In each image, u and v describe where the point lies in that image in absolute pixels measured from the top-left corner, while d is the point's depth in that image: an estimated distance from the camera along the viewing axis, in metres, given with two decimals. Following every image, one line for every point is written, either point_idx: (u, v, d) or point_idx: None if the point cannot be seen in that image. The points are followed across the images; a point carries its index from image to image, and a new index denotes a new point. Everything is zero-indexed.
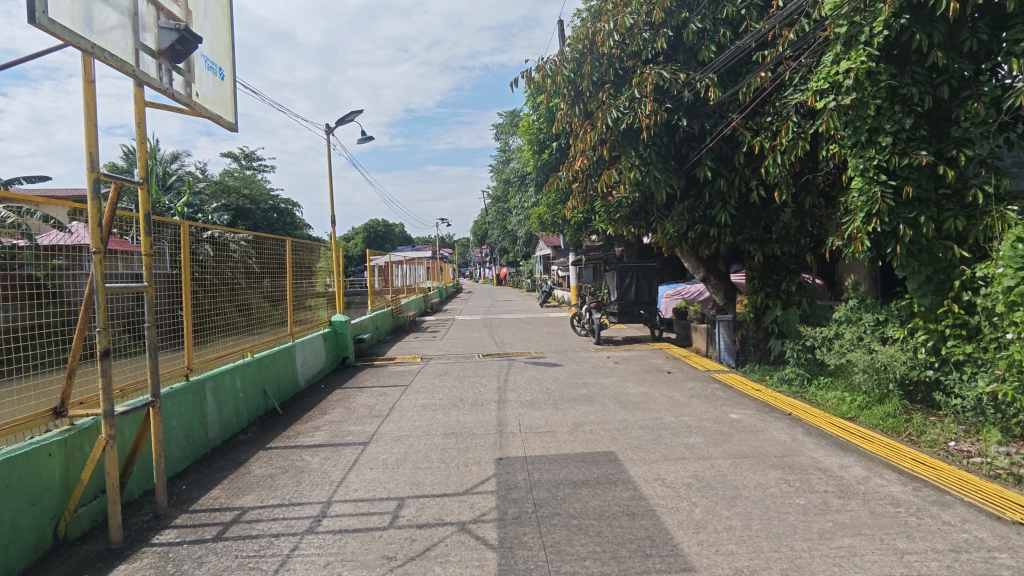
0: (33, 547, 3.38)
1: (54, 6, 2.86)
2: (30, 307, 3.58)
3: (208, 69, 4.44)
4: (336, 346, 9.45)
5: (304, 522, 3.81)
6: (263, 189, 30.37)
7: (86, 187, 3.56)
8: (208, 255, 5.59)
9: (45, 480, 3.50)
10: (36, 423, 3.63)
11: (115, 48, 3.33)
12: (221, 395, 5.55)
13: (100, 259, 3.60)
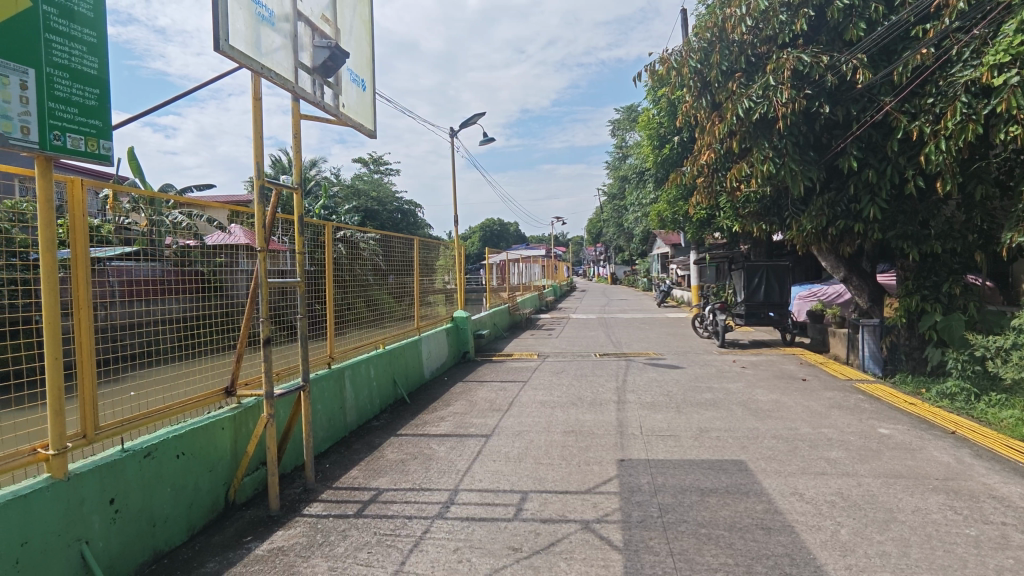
0: (209, 508, 3.87)
1: (232, 33, 3.25)
2: (205, 300, 4.10)
3: (352, 81, 4.81)
4: (457, 341, 9.86)
5: (434, 507, 4.01)
6: (390, 191, 32.33)
7: (254, 194, 4.01)
8: (346, 254, 6.08)
9: (218, 451, 4.00)
10: (212, 400, 4.17)
11: (278, 67, 3.71)
12: (357, 384, 6.01)
13: (263, 257, 4.02)
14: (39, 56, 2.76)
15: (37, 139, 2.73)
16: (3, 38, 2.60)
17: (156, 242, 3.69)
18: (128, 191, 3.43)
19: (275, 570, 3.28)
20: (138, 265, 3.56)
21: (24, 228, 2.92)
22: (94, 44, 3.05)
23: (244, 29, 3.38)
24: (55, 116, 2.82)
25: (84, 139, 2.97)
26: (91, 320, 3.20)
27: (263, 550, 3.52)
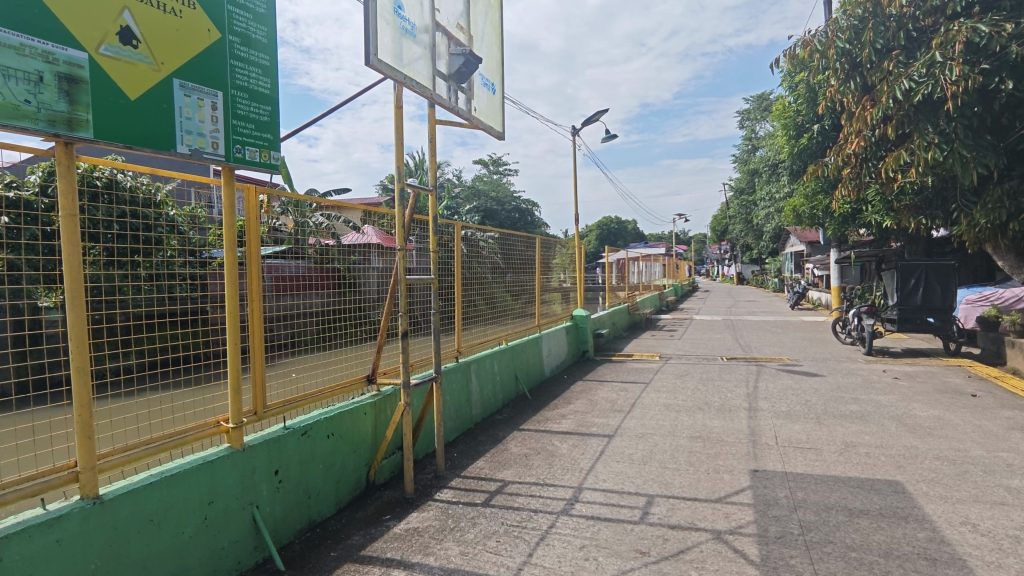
0: (354, 486, 4.22)
1: (380, 47, 3.51)
2: (351, 293, 4.47)
3: (484, 86, 4.97)
4: (577, 339, 9.88)
5: (559, 503, 4.05)
6: (509, 191, 33.10)
7: (395, 195, 4.30)
8: (473, 253, 6.34)
9: (362, 433, 4.34)
10: (356, 387, 4.56)
11: (419, 76, 3.94)
12: (482, 377, 6.22)
13: (402, 254, 4.29)
14: (226, 80, 3.17)
15: (224, 152, 3.14)
16: (199, 66, 3.01)
17: (301, 242, 4.00)
18: (278, 195, 3.78)
19: (411, 549, 3.50)
20: (286, 263, 3.90)
21: (200, 229, 3.28)
22: (267, 66, 3.43)
23: (390, 42, 3.62)
24: (237, 131, 3.23)
25: (259, 150, 3.36)
26: (261, 310, 3.61)
27: (401, 529, 3.77)
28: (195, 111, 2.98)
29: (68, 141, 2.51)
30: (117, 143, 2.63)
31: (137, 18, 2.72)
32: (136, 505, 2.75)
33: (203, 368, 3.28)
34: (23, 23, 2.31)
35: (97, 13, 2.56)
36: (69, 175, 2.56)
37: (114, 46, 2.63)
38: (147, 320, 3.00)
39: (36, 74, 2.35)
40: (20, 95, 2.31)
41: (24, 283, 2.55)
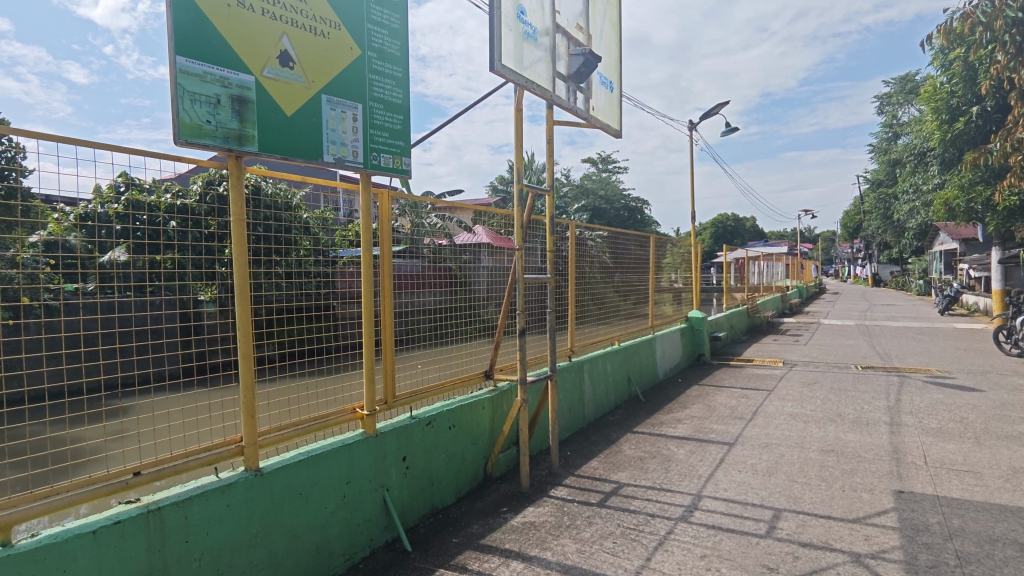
0: (472, 476, 4.40)
1: (504, 52, 3.62)
2: (468, 290, 4.64)
3: (601, 84, 4.95)
4: (692, 341, 9.55)
5: (677, 510, 3.94)
6: (618, 189, 32.69)
7: (515, 198, 4.41)
8: (587, 252, 6.36)
9: (480, 426, 4.51)
10: (475, 381, 4.74)
11: (540, 79, 4.00)
12: (595, 377, 6.21)
13: (520, 255, 4.39)
14: (365, 93, 3.42)
15: (363, 160, 3.41)
16: (343, 81, 3.29)
17: (417, 242, 4.16)
18: (398, 197, 3.94)
19: (529, 543, 3.58)
20: (404, 262, 4.06)
21: (328, 229, 3.50)
22: (400, 77, 3.65)
23: (513, 47, 3.72)
24: (374, 140, 3.49)
25: (392, 157, 3.60)
26: (390, 306, 3.85)
27: (519, 522, 3.86)
28: (338, 124, 3.26)
29: (239, 155, 2.85)
30: (276, 155, 2.94)
31: (294, 42, 3.02)
32: (288, 479, 3.06)
33: (343, 358, 3.58)
34: (206, 54, 2.66)
35: (263, 41, 2.88)
36: (238, 184, 2.91)
37: (276, 69, 2.94)
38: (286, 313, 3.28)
39: (215, 97, 2.70)
40: (203, 117, 2.66)
41: (189, 279, 2.89)
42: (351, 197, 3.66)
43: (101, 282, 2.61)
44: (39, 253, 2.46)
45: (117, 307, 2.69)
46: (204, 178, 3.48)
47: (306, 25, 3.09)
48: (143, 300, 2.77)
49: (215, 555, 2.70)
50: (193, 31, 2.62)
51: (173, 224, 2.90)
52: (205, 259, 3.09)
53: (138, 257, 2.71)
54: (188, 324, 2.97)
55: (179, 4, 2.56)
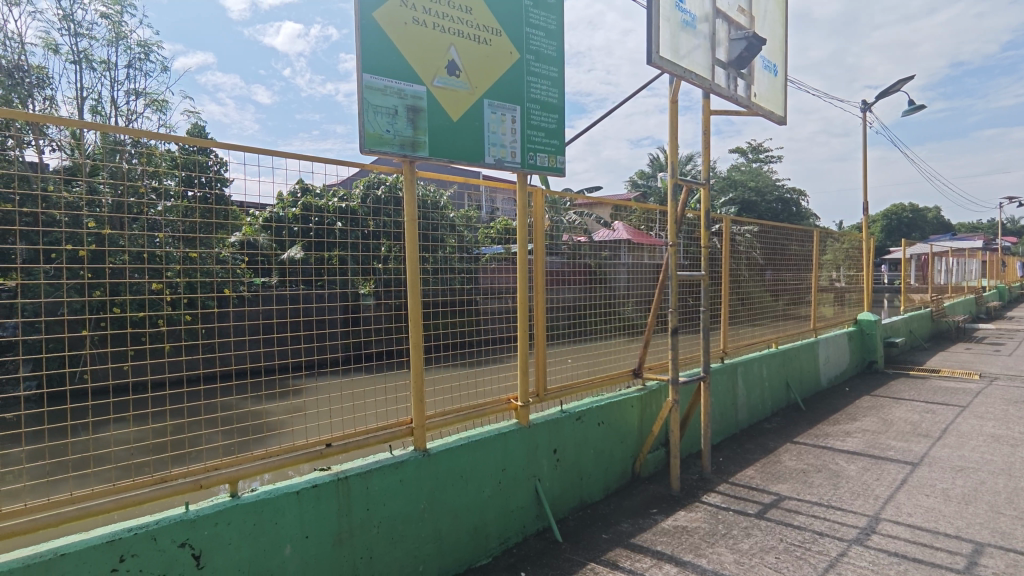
0: (620, 474, 4.37)
1: (662, 44, 3.54)
2: (613, 287, 4.66)
3: (764, 68, 4.64)
4: (862, 347, 8.62)
5: (851, 531, 3.59)
6: (771, 180, 30.43)
7: (669, 192, 4.30)
8: (741, 248, 6.03)
9: (628, 425, 4.46)
10: (623, 379, 4.72)
11: (699, 68, 3.85)
12: (749, 381, 5.84)
13: (674, 251, 4.26)
14: (523, 95, 3.54)
15: (521, 160, 3.52)
16: (504, 86, 3.43)
17: (555, 238, 4.15)
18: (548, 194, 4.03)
19: (682, 547, 3.48)
20: (548, 259, 4.11)
21: (472, 227, 3.61)
22: (556, 77, 3.71)
23: (671, 37, 3.62)
24: (532, 140, 3.59)
25: (548, 156, 3.69)
26: (542, 303, 3.98)
27: (670, 526, 3.77)
28: (499, 126, 3.41)
29: (412, 161, 3.09)
30: (444, 159, 3.14)
31: (460, 53, 3.22)
32: (451, 462, 3.27)
33: (497, 350, 3.79)
34: (388, 71, 2.94)
35: (434, 53, 3.11)
36: (411, 187, 3.16)
37: (444, 78, 3.16)
38: (437, 308, 3.49)
39: (393, 108, 2.97)
40: (383, 127, 2.93)
41: (350, 274, 3.21)
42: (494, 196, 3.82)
43: (282, 276, 3.11)
44: (235, 251, 2.98)
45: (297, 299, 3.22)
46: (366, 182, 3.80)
47: (471, 35, 3.27)
48: (314, 291, 3.18)
49: (390, 525, 2.98)
50: (377, 51, 2.90)
51: (339, 225, 3.21)
52: (363, 251, 3.28)
53: (310, 254, 3.08)
54: (350, 315, 3.31)
55: (366, 27, 2.86)
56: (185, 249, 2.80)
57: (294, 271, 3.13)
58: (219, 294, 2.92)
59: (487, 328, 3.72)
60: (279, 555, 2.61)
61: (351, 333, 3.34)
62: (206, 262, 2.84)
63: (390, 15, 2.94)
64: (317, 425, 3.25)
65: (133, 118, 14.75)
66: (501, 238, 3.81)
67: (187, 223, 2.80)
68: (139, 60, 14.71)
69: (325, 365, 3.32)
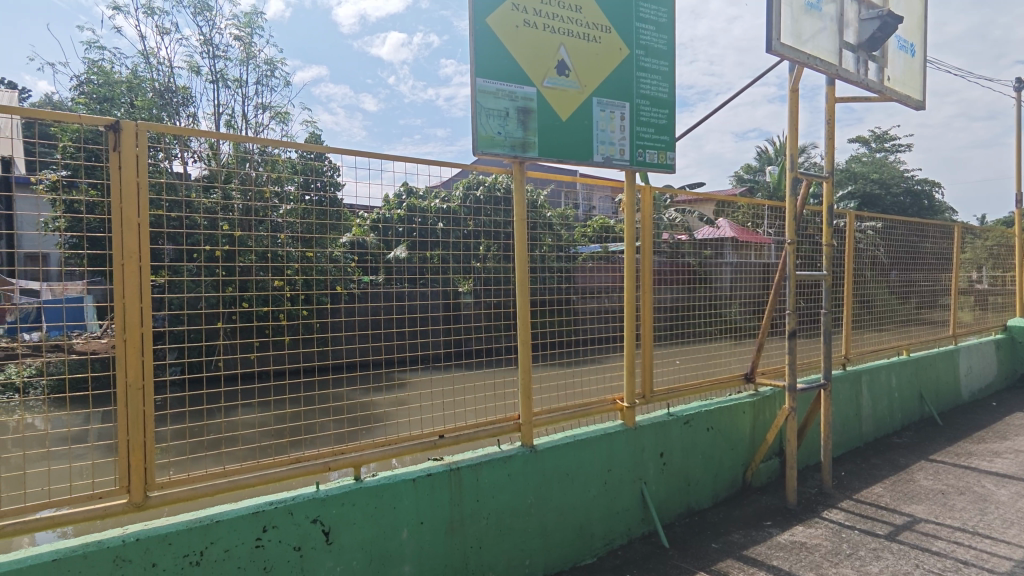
0: (730, 483, 4.19)
1: (784, 30, 3.35)
2: (719, 288, 4.48)
3: (899, 49, 4.25)
4: (1013, 357, 7.65)
5: (1003, 563, 3.20)
6: (897, 171, 27.75)
7: (787, 188, 4.05)
8: (866, 247, 5.58)
9: (739, 432, 4.26)
10: (733, 384, 4.52)
11: (824, 52, 3.60)
12: (876, 390, 5.37)
13: (793, 250, 4.01)
14: (633, 91, 3.48)
15: (629, 157, 3.47)
16: (613, 83, 3.40)
17: (655, 238, 4.06)
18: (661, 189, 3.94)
19: (801, 564, 3.28)
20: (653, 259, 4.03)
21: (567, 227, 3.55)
22: (666, 71, 3.61)
23: (794, 22, 3.42)
24: (641, 137, 3.53)
25: (657, 152, 3.60)
26: (650, 302, 3.90)
27: (786, 540, 3.56)
28: (608, 124, 3.38)
29: (522, 162, 3.14)
30: (552, 159, 3.17)
31: (570, 52, 3.23)
32: (556, 459, 3.29)
33: (598, 349, 3.81)
34: (500, 74, 3.02)
35: (544, 54, 3.15)
36: (521, 188, 3.20)
37: (554, 78, 3.18)
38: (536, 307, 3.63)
39: (505, 110, 3.03)
40: (495, 129, 3.01)
41: (451, 274, 3.41)
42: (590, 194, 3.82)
43: (387, 273, 3.30)
44: (346, 251, 3.15)
45: (397, 297, 3.40)
46: (465, 183, 4.00)
47: (581, 33, 3.27)
48: (415, 290, 3.41)
49: (498, 517, 3.06)
50: (490, 55, 2.99)
51: (441, 225, 3.45)
52: (465, 256, 3.49)
53: (412, 253, 3.30)
54: (451, 311, 3.49)
55: (481, 33, 2.94)
56: (302, 249, 3.03)
57: (396, 270, 3.35)
58: (331, 290, 3.18)
59: (588, 327, 3.74)
60: (396, 538, 2.76)
61: (452, 329, 3.54)
62: (320, 261, 3.06)
63: (503, 20, 3.02)
64: (423, 418, 3.40)
65: (261, 130, 16.17)
66: (598, 237, 3.75)
67: (305, 224, 3.05)
68: (268, 77, 16.12)
69: (434, 360, 3.43)
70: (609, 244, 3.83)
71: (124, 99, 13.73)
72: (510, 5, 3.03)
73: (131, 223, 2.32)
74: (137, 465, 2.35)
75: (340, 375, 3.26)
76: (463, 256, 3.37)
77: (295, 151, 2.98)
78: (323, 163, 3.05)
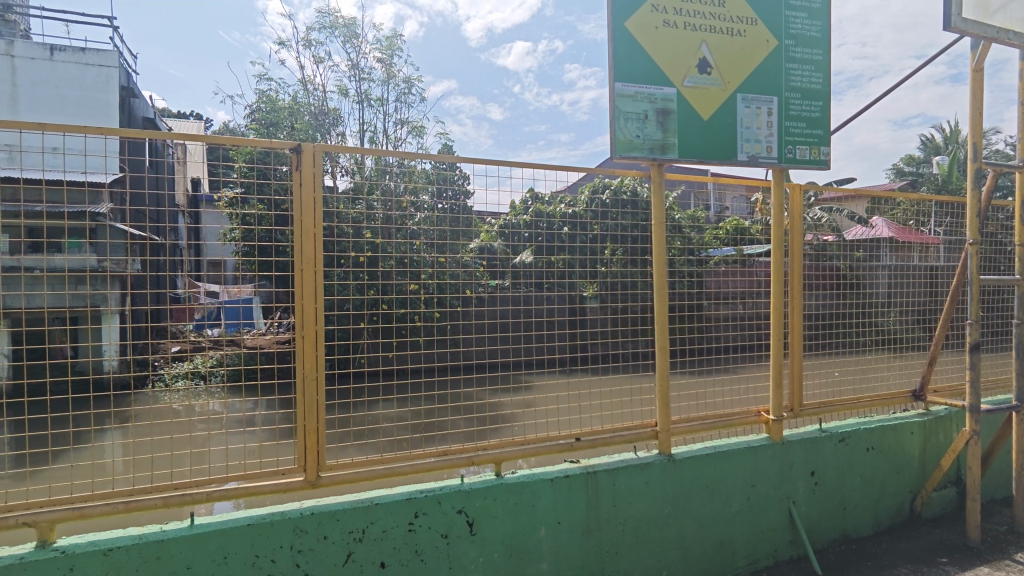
0: (894, 512, 3.77)
1: (966, 4, 2.96)
2: (875, 291, 4.09)
3: None
4: None
5: None
6: None
7: (968, 181, 3.56)
8: None
9: (906, 455, 3.82)
10: (899, 402, 4.02)
11: (1017, 24, 3.14)
12: None
13: (975, 252, 3.52)
14: (782, 83, 3.28)
15: (777, 155, 3.26)
16: (759, 78, 3.23)
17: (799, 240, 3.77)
18: (809, 187, 3.65)
19: None
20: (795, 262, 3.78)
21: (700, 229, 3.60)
22: (820, 60, 3.36)
23: None
24: (791, 132, 3.30)
25: (810, 148, 3.35)
26: (801, 308, 3.64)
27: None
28: (754, 120, 3.21)
29: (661, 163, 3.08)
30: (693, 160, 3.08)
31: (712, 49, 3.13)
32: (697, 469, 3.18)
33: (730, 358, 3.82)
34: (638, 76, 2.99)
35: (685, 53, 3.07)
36: (659, 190, 3.14)
37: (695, 77, 3.10)
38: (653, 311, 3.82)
39: (643, 113, 3.00)
40: (633, 133, 2.99)
41: (576, 278, 3.48)
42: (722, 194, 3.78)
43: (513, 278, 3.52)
44: (473, 256, 3.60)
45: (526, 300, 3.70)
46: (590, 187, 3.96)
47: (725, 28, 3.16)
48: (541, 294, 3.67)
49: (635, 524, 3.02)
50: (629, 58, 2.98)
51: (565, 230, 3.59)
52: (588, 261, 3.51)
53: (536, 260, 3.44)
54: (575, 315, 3.76)
55: (619, 37, 2.95)
56: (436, 254, 3.44)
57: (521, 274, 3.56)
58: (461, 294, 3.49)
59: (715, 334, 3.71)
60: (536, 535, 2.84)
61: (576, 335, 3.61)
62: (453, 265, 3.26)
63: (642, 22, 2.99)
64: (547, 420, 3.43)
65: (399, 144, 17.37)
66: (731, 239, 3.72)
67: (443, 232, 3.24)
68: (405, 94, 17.30)
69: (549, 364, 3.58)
70: (744, 246, 3.71)
71: (287, 122, 15.48)
72: (650, 6, 3.00)
73: (309, 233, 2.63)
74: (312, 448, 2.64)
75: (467, 378, 3.36)
76: (588, 260, 3.41)
77: (429, 162, 3.13)
78: (453, 172, 3.19)
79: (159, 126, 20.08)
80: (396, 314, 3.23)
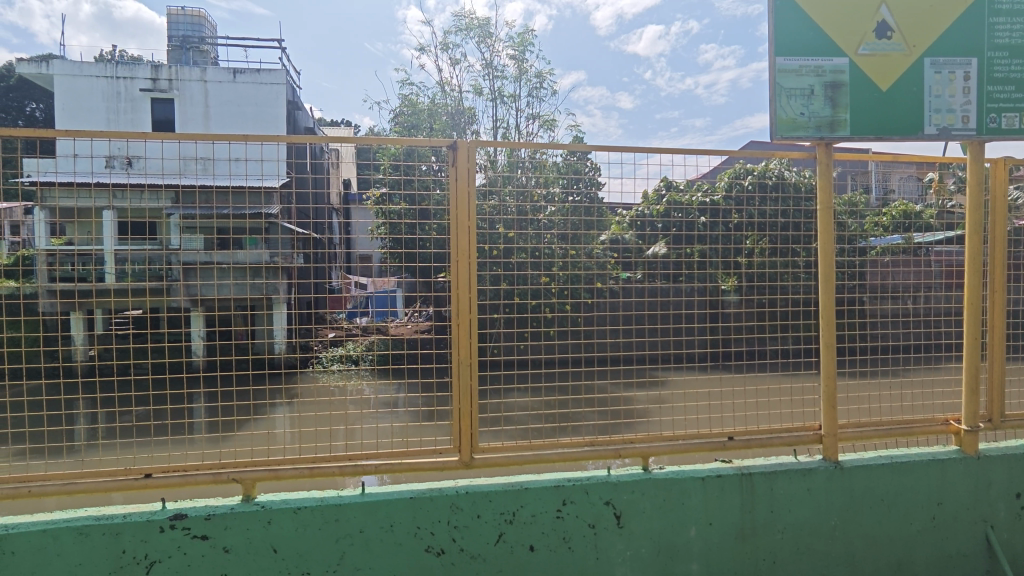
0: None
1: None
2: None
3: None
4: None
5: None
6: None
7: None
8: None
9: None
10: None
11: None
12: None
13: None
14: (984, 41, 2.82)
15: (976, 125, 2.82)
16: (953, 38, 2.81)
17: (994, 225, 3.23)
18: (1014, 162, 3.11)
19: None
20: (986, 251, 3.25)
21: (858, 216, 3.30)
22: None
23: None
24: (994, 98, 2.83)
25: (1019, 115, 2.85)
26: (1002, 304, 3.12)
27: None
28: (946, 87, 2.80)
29: (829, 142, 2.80)
30: (868, 136, 2.76)
31: (893, 10, 2.78)
32: (870, 480, 2.88)
33: (891, 359, 3.44)
34: (804, 48, 2.75)
35: (861, 18, 2.77)
36: (826, 172, 2.86)
37: (872, 43, 2.77)
38: (801, 305, 3.51)
39: (809, 88, 2.75)
40: (798, 110, 2.76)
41: (715, 269, 3.39)
42: (885, 175, 3.40)
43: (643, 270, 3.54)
44: (605, 248, 3.52)
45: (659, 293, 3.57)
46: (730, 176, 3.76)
47: None
48: (670, 286, 3.61)
49: (796, 534, 2.81)
50: (792, 29, 2.75)
51: (704, 220, 3.45)
52: (729, 257, 3.37)
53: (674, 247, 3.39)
54: (710, 310, 3.52)
55: (782, 7, 2.73)
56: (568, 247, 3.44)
57: (656, 263, 3.64)
58: (592, 287, 3.45)
59: (881, 332, 3.42)
60: (685, 534, 2.75)
61: (711, 330, 3.45)
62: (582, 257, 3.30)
63: None
64: (681, 417, 3.35)
65: (531, 138, 17.66)
66: (896, 226, 3.45)
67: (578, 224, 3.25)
68: (537, 89, 17.51)
69: (682, 362, 3.48)
70: (914, 234, 3.41)
71: (427, 124, 16.44)
72: None
73: (463, 225, 2.77)
74: (465, 430, 2.79)
75: (600, 368, 3.37)
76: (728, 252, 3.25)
77: (562, 154, 3.15)
78: (584, 163, 3.17)
79: (317, 133, 22.27)
80: (529, 306, 3.28)
